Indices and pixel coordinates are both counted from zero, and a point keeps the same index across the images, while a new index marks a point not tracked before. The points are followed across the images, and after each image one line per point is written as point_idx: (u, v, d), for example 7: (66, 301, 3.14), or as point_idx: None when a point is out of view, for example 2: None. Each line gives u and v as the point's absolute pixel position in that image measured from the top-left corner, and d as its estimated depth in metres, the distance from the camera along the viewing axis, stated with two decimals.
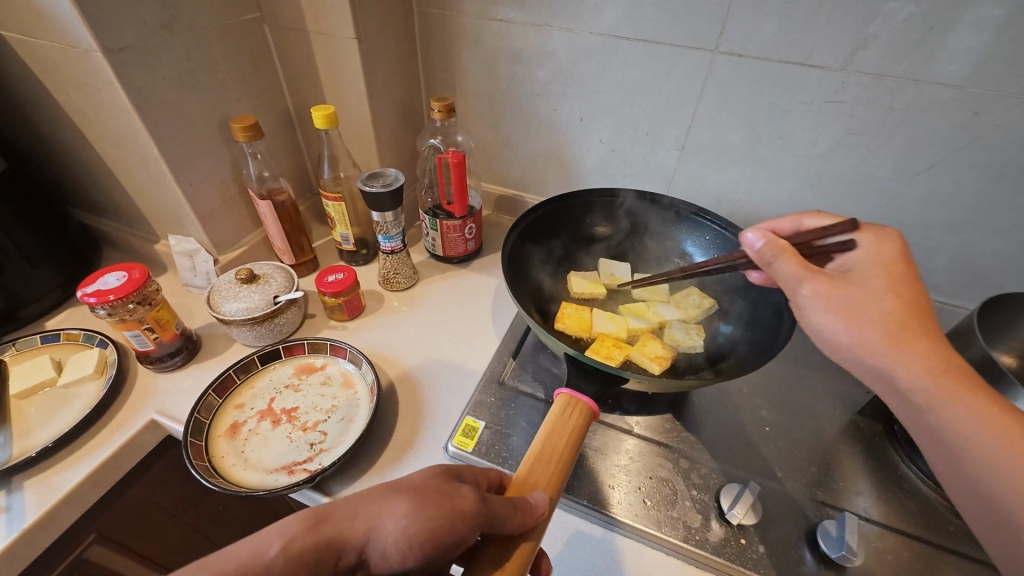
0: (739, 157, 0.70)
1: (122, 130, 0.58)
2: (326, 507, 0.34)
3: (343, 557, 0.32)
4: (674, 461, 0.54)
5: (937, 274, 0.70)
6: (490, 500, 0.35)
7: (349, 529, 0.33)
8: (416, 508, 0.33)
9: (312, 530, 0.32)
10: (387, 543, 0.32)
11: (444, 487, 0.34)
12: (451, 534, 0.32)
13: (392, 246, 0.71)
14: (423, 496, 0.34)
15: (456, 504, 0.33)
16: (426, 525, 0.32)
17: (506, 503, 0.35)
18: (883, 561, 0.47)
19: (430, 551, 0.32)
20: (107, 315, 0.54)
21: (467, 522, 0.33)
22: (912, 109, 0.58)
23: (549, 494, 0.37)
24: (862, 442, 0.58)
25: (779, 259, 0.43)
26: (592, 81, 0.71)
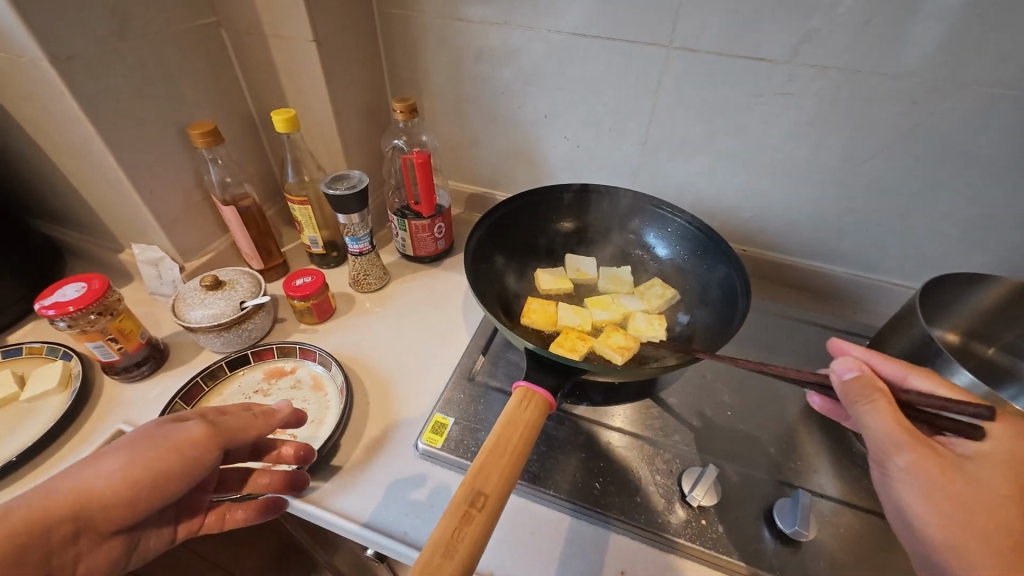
0: (698, 150, 0.72)
1: (76, 139, 0.57)
2: (15, 503, 0.34)
3: (59, 526, 0.34)
4: (639, 448, 0.56)
5: (891, 258, 0.72)
6: (217, 425, 0.41)
7: (57, 501, 0.35)
8: (131, 454, 0.37)
9: (2, 525, 0.33)
10: (109, 490, 0.36)
11: (158, 431, 0.39)
12: (187, 461, 0.38)
13: (360, 248, 0.71)
14: (135, 443, 0.37)
15: (181, 437, 0.38)
16: (146, 464, 0.37)
17: (233, 422, 0.42)
18: (838, 535, 0.49)
19: (158, 485, 0.37)
20: (67, 327, 0.53)
21: (201, 447, 0.39)
22: (859, 99, 0.59)
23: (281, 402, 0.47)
24: (820, 422, 0.60)
25: (867, 404, 0.41)
26: (553, 79, 0.72)
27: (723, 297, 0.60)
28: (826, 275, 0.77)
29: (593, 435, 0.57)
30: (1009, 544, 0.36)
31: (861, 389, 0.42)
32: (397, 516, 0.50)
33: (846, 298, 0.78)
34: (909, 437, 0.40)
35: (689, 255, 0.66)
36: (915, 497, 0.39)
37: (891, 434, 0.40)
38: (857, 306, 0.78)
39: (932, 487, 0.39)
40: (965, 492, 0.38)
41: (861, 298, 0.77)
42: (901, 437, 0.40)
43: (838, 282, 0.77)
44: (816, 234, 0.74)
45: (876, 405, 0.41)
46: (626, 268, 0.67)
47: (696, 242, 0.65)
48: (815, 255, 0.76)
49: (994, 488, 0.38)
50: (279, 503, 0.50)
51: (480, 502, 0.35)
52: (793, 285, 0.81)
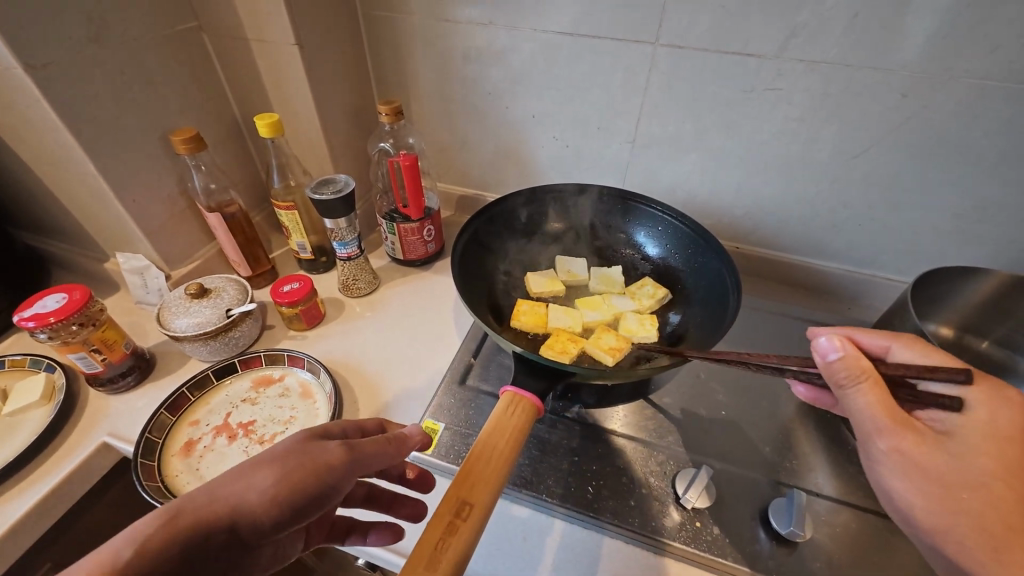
0: (689, 147, 0.71)
1: (56, 148, 0.56)
2: (180, 501, 0.30)
3: (212, 538, 0.30)
4: (633, 450, 0.55)
5: (883, 253, 0.72)
6: (360, 448, 0.36)
7: (212, 509, 0.31)
8: (284, 472, 0.33)
9: (171, 524, 0.29)
10: (260, 508, 0.32)
11: (306, 448, 0.35)
12: (324, 485, 0.33)
13: (348, 253, 0.71)
14: (289, 456, 0.34)
15: (326, 458, 0.34)
16: (296, 485, 0.33)
17: (375, 444, 0.37)
18: (834, 534, 0.49)
19: (304, 507, 0.33)
20: (48, 339, 0.52)
21: (340, 471, 0.34)
22: (847, 93, 0.59)
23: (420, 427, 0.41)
24: (815, 420, 0.59)
25: (853, 387, 0.39)
26: (540, 78, 0.72)
27: (713, 295, 0.60)
28: (819, 271, 0.77)
29: (584, 437, 0.56)
30: (1004, 529, 0.36)
31: (849, 371, 0.39)
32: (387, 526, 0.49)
33: (840, 294, 0.78)
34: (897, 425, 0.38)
35: (679, 254, 0.66)
36: (906, 486, 0.38)
37: (877, 418, 0.38)
38: (851, 302, 0.78)
39: (916, 471, 0.38)
40: (948, 469, 0.38)
41: (855, 294, 0.77)
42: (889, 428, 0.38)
43: (831, 277, 0.76)
44: (808, 230, 0.73)
45: (862, 388, 0.39)
46: (617, 268, 0.67)
47: (686, 240, 0.64)
48: (808, 251, 0.76)
49: (975, 465, 0.37)
50: (397, 531, 0.46)
51: (465, 511, 0.34)
52: (786, 282, 0.80)
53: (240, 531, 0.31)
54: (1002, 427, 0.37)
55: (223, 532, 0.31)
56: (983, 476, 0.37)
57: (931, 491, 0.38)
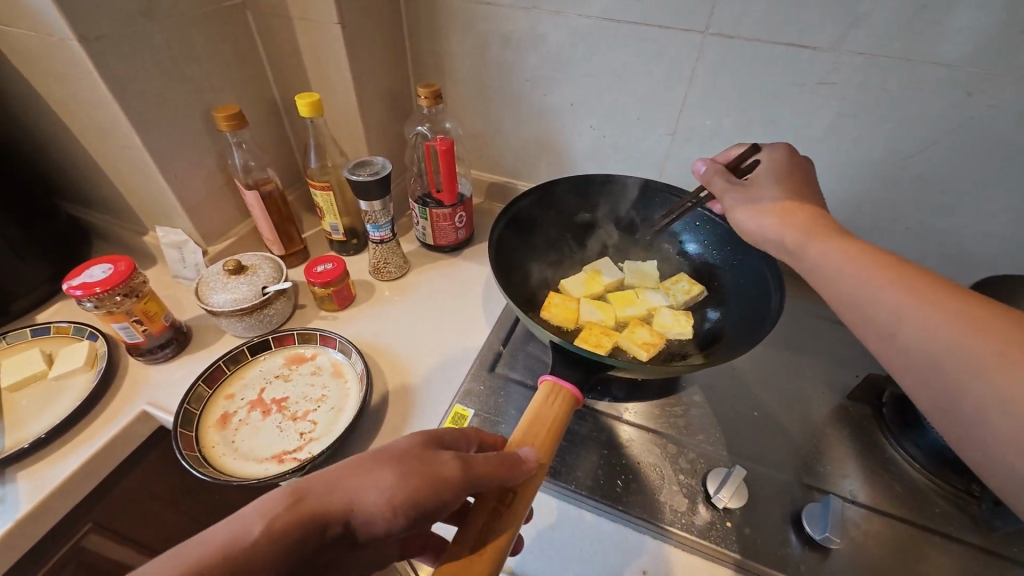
0: (731, 141, 0.69)
1: (104, 121, 0.57)
2: (306, 484, 0.31)
3: (330, 528, 0.31)
4: (660, 446, 0.55)
5: (929, 258, 0.69)
6: (475, 464, 0.34)
7: (333, 502, 0.31)
8: (403, 475, 0.32)
9: (295, 507, 0.30)
10: (373, 508, 0.31)
11: (426, 454, 0.34)
12: (435, 499, 0.32)
13: (381, 236, 0.71)
14: (408, 458, 0.33)
15: (441, 468, 0.33)
16: (411, 493, 0.32)
17: (489, 462, 0.34)
18: (868, 543, 0.48)
19: (418, 517, 0.32)
20: (94, 308, 0.54)
21: (451, 489, 0.33)
22: (907, 89, 0.57)
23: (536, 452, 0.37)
24: (850, 426, 0.58)
25: (716, 176, 0.52)
26: (580, 65, 0.70)
27: (750, 293, 0.58)
28: None
29: (614, 430, 0.56)
30: None
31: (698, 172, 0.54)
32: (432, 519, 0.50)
33: None
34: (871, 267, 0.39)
35: (719, 251, 0.64)
36: (756, 218, 0.48)
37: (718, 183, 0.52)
38: None
39: (754, 204, 0.49)
40: (796, 213, 0.46)
41: None
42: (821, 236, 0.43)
43: None
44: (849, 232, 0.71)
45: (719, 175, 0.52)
46: (652, 263, 0.65)
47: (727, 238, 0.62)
48: None
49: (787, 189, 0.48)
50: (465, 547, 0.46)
51: (508, 497, 0.35)
52: None
53: (360, 523, 0.32)
54: (793, 168, 0.50)
55: (341, 522, 0.31)
56: (775, 190, 0.49)
57: (758, 206, 0.48)
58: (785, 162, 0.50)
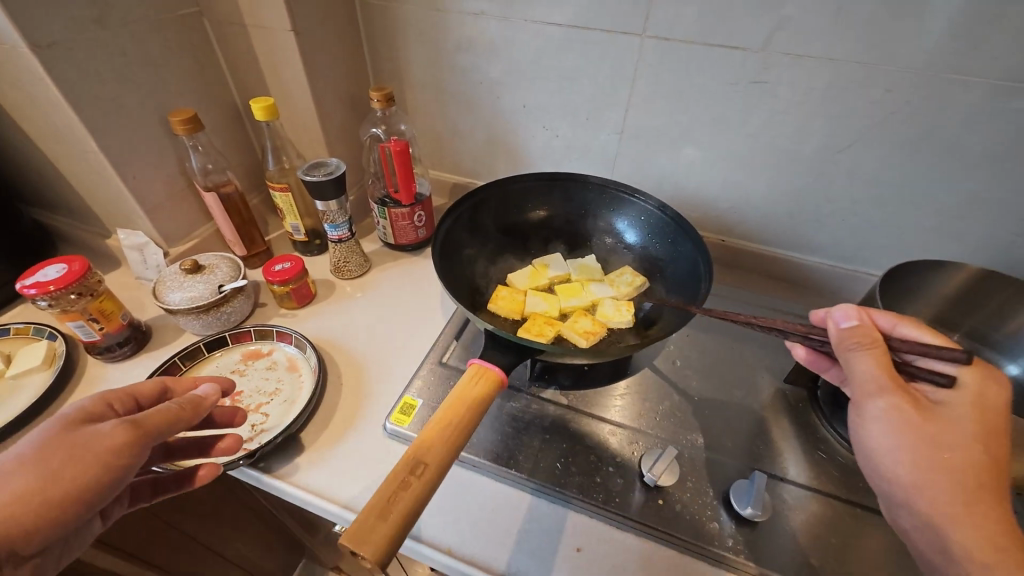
0: (674, 139, 0.72)
1: (60, 126, 0.59)
2: None
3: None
4: (620, 437, 0.56)
5: (868, 247, 0.72)
6: (104, 426, 0.36)
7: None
8: (32, 470, 0.34)
9: None
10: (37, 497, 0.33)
11: (72, 434, 0.36)
12: (104, 469, 0.35)
13: (339, 235, 0.72)
14: (41, 457, 0.34)
15: (94, 442, 0.35)
16: (56, 487, 0.34)
17: (161, 411, 0.38)
18: (795, 516, 0.50)
19: (118, 478, 0.36)
20: (48, 306, 0.55)
21: (120, 453, 0.36)
22: (828, 86, 0.60)
23: (446, 461, 0.35)
24: (785, 408, 0.60)
25: (859, 350, 0.42)
26: (530, 69, 0.73)
27: (686, 282, 0.60)
28: (803, 266, 0.77)
29: (559, 416, 0.58)
30: None
31: (858, 338, 0.42)
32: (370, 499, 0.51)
33: (823, 289, 0.78)
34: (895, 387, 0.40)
35: (659, 244, 0.66)
36: (889, 439, 0.40)
37: (871, 379, 0.41)
38: (835, 298, 0.78)
39: (910, 430, 0.39)
40: (940, 439, 0.39)
41: (837, 289, 0.77)
42: (888, 387, 0.40)
43: (813, 272, 0.77)
44: (789, 224, 0.74)
45: (868, 352, 0.41)
46: (593, 257, 0.68)
47: (666, 230, 0.64)
48: (790, 245, 0.76)
49: (966, 433, 0.39)
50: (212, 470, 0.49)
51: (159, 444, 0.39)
52: (770, 275, 0.81)
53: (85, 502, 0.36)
54: (988, 401, 0.40)
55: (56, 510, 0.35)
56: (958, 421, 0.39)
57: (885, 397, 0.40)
58: (979, 392, 0.40)
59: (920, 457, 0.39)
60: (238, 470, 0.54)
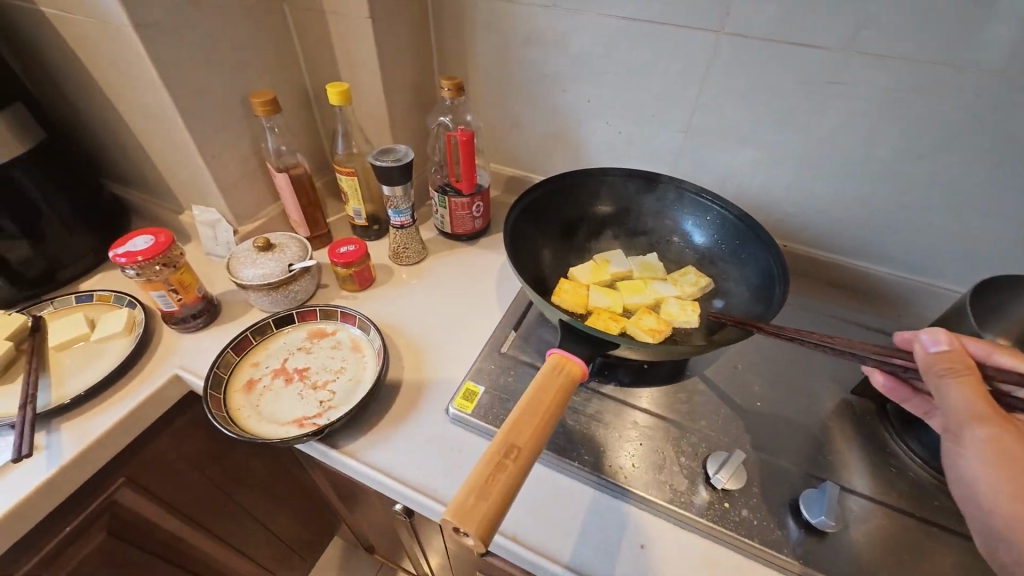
0: (743, 140, 0.71)
1: (149, 103, 0.62)
2: None
3: None
4: (666, 430, 0.56)
5: (944, 260, 0.69)
6: None
7: None
8: None
9: None
10: None
11: None
12: None
13: (401, 221, 0.73)
14: None
15: None
16: None
17: None
18: (866, 530, 0.49)
19: None
20: (135, 276, 0.58)
21: None
22: (918, 90, 0.57)
23: (536, 449, 0.36)
24: (853, 420, 0.59)
25: (951, 377, 0.41)
26: (598, 63, 0.72)
27: (756, 286, 0.59)
28: (871, 275, 0.74)
29: (620, 413, 0.58)
30: None
31: (948, 364, 0.41)
32: (436, 481, 0.52)
33: (890, 301, 0.75)
34: (994, 416, 0.39)
35: (727, 245, 0.64)
36: (987, 467, 0.39)
37: (968, 407, 0.40)
38: (903, 311, 0.75)
39: (1009, 462, 0.38)
40: None
41: (907, 302, 0.74)
42: (985, 415, 0.39)
43: (881, 282, 0.74)
44: (860, 231, 0.72)
45: (961, 380, 0.41)
46: (655, 255, 0.67)
47: (736, 231, 0.63)
48: (858, 254, 0.74)
49: None
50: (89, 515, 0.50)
51: None
52: (833, 283, 0.78)
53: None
54: None
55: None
56: None
57: (984, 426, 0.39)
58: None
59: (1020, 490, 0.38)
60: (306, 444, 0.55)
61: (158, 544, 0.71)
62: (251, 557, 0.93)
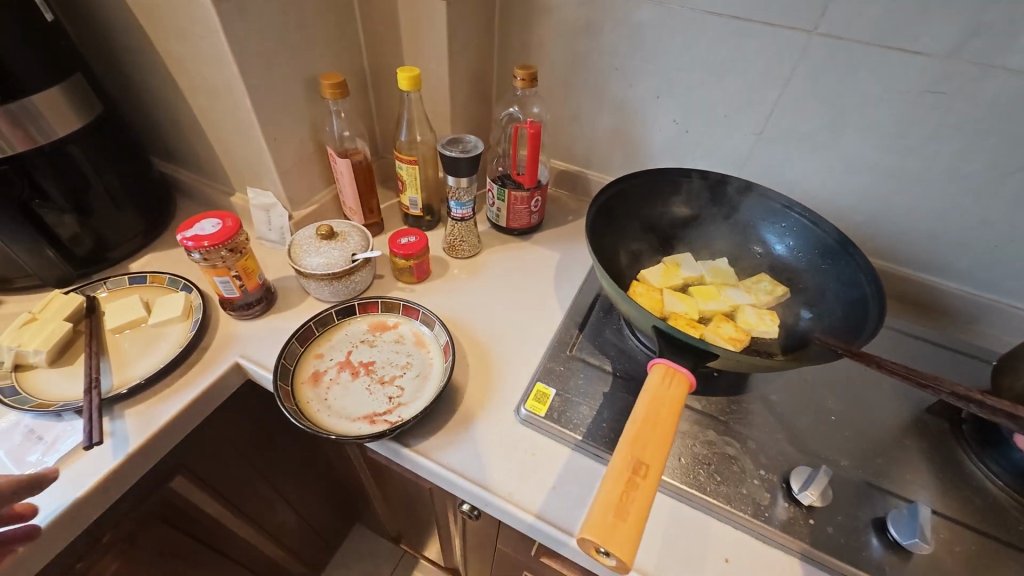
0: (820, 146, 0.69)
1: (216, 80, 0.59)
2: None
3: None
4: (696, 425, 0.56)
5: (1018, 278, 0.68)
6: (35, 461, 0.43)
7: None
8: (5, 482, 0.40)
9: None
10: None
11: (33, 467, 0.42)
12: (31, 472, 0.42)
13: (462, 214, 0.72)
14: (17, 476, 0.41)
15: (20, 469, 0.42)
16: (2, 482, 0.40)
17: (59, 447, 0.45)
18: (950, 552, 0.49)
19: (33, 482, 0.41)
20: (201, 261, 0.56)
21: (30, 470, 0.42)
22: (1019, 103, 0.56)
23: (661, 461, 0.39)
24: (928, 437, 0.58)
25: None
26: (673, 58, 0.70)
27: (843, 298, 0.58)
28: (937, 290, 0.73)
29: (695, 421, 0.56)
30: None
31: None
32: (511, 484, 0.51)
33: (955, 316, 0.74)
34: None
35: (808, 255, 0.63)
36: None
37: None
38: (967, 327, 0.74)
39: None
40: None
41: (971, 318, 0.73)
42: None
43: (947, 297, 0.73)
44: (931, 244, 0.70)
45: None
46: (726, 260, 0.66)
47: (820, 242, 0.61)
48: (925, 268, 0.73)
49: None
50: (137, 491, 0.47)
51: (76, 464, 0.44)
52: (895, 295, 0.77)
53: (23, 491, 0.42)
54: None
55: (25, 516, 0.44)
56: None
57: None
58: None
59: None
60: (377, 441, 0.54)
61: (204, 531, 0.70)
62: (284, 545, 0.92)
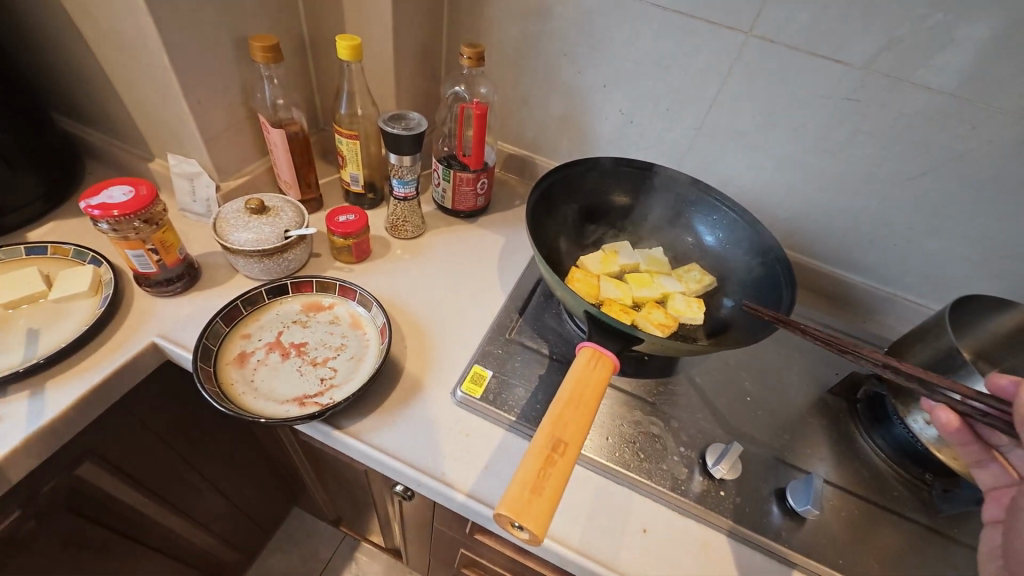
0: (751, 144, 0.72)
1: (129, 32, 0.54)
2: None
3: None
4: (625, 407, 0.59)
5: (911, 275, 0.76)
6: None
7: None
8: None
9: None
10: None
11: None
12: None
13: (405, 193, 0.70)
14: None
15: None
16: None
17: None
18: (839, 515, 0.54)
19: None
20: (110, 231, 0.51)
21: None
22: (920, 115, 0.61)
23: (580, 440, 0.41)
24: (828, 416, 0.64)
25: None
26: (620, 48, 0.71)
27: (762, 288, 0.62)
28: (846, 283, 0.80)
29: (624, 402, 0.59)
30: None
31: None
32: (442, 463, 0.52)
33: (860, 307, 0.81)
34: None
35: (734, 246, 0.67)
36: None
37: None
38: (869, 317, 0.81)
39: None
40: None
41: (874, 309, 0.81)
42: None
43: (855, 290, 0.80)
44: (843, 241, 0.76)
45: None
46: (661, 250, 0.68)
47: (745, 234, 0.65)
48: (838, 263, 0.79)
49: None
50: None
51: None
52: (811, 287, 0.84)
53: None
54: None
55: None
56: None
57: None
58: None
59: None
60: (307, 423, 0.53)
61: (118, 519, 0.66)
62: (213, 532, 0.88)
